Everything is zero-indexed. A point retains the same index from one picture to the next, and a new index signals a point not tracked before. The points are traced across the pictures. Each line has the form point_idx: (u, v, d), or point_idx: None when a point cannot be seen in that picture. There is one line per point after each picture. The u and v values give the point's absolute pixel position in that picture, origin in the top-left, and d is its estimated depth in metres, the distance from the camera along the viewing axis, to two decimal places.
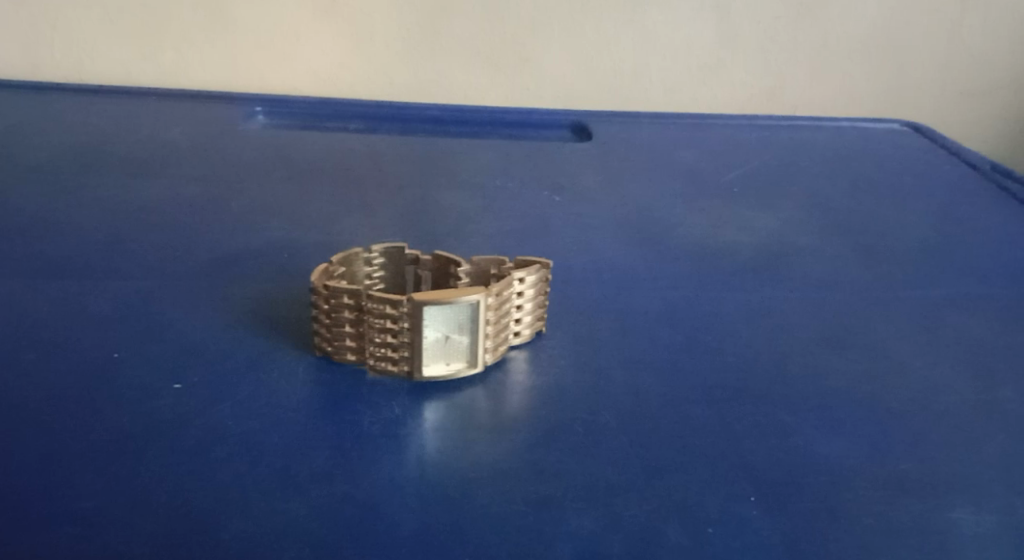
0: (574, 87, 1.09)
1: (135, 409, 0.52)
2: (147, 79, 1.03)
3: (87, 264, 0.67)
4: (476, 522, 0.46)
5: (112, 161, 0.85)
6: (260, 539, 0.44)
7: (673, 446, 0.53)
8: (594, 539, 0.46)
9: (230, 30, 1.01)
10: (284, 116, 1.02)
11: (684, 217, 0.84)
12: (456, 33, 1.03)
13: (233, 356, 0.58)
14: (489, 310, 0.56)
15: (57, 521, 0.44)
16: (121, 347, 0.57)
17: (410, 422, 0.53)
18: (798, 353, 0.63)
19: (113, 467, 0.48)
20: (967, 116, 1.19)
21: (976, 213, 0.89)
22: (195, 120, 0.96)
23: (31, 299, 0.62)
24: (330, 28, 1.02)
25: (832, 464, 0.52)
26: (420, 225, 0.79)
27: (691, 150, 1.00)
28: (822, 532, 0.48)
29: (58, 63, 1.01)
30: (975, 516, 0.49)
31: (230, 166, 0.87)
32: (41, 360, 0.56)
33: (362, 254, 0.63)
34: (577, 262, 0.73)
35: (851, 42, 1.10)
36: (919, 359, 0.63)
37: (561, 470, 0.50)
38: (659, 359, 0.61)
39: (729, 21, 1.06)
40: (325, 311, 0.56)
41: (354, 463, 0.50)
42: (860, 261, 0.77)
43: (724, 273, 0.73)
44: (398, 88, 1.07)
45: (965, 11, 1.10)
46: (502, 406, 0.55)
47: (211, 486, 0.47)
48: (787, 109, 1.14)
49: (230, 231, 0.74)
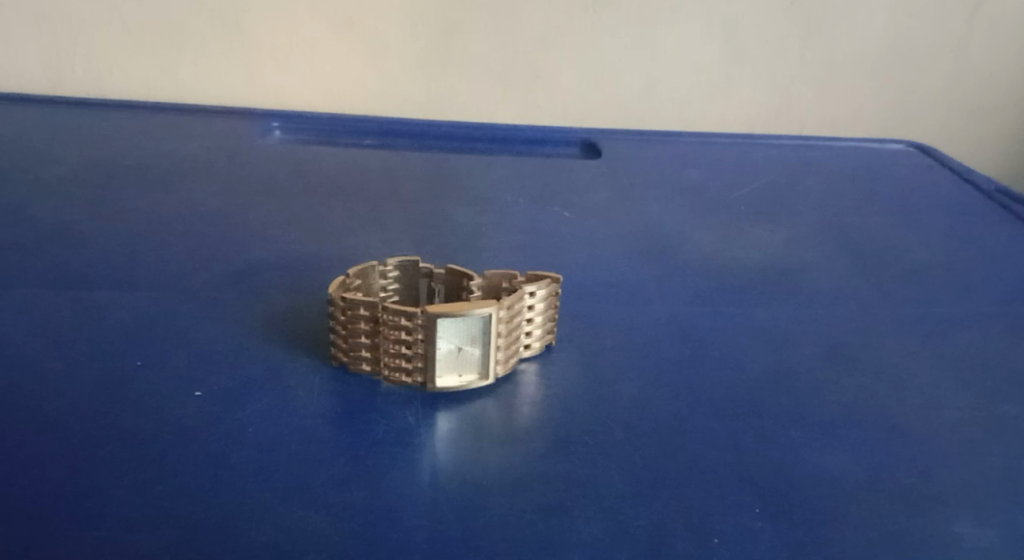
0: (585, 104, 1.11)
1: (157, 416, 0.54)
2: (164, 94, 1.06)
3: (107, 274, 0.69)
4: (487, 529, 0.48)
5: (131, 175, 0.87)
6: (278, 543, 0.46)
7: (680, 457, 0.54)
8: (602, 548, 0.47)
9: (246, 45, 1.03)
10: (300, 130, 1.03)
11: (692, 232, 0.85)
12: (469, 50, 1.05)
13: (250, 365, 0.59)
14: (501, 322, 0.58)
15: (82, 524, 0.46)
16: (142, 357, 0.59)
17: (423, 431, 0.54)
18: (803, 367, 0.64)
19: (135, 473, 0.49)
20: (972, 135, 1.20)
21: (980, 231, 0.90)
22: (211, 135, 0.98)
23: (53, 309, 0.63)
24: (346, 44, 1.04)
25: (836, 476, 0.53)
26: (433, 238, 0.80)
27: (698, 168, 1.01)
28: (825, 542, 0.49)
29: (78, 78, 1.03)
30: (976, 529, 0.50)
31: (245, 179, 0.89)
32: (64, 368, 0.57)
33: (377, 267, 0.64)
34: (587, 276, 0.75)
35: (858, 61, 1.12)
36: (921, 375, 0.64)
37: (570, 479, 0.51)
38: (666, 372, 0.62)
39: (735, 40, 1.08)
40: (341, 322, 0.58)
41: (369, 471, 0.51)
42: (865, 278, 0.78)
43: (730, 288, 0.74)
44: (411, 104, 1.08)
45: (969, 33, 1.12)
46: (513, 416, 0.56)
47: (229, 492, 0.49)
48: (794, 128, 1.16)
49: (246, 243, 0.76)
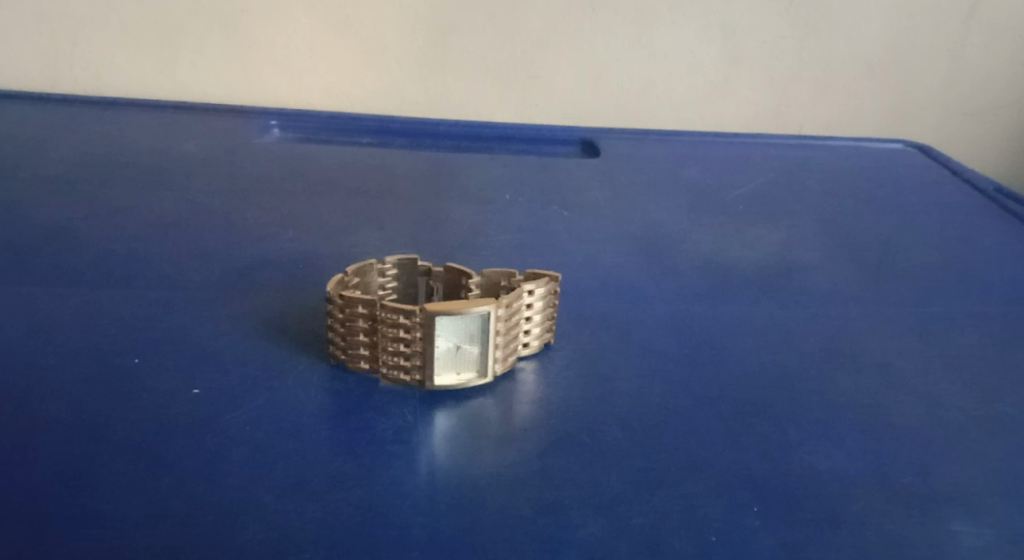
0: (583, 104, 1.11)
1: (155, 414, 0.54)
2: (162, 93, 1.05)
3: (105, 272, 0.68)
4: (484, 528, 0.48)
5: (129, 173, 0.87)
6: (275, 541, 0.46)
7: (678, 456, 0.54)
8: (599, 546, 0.47)
9: (245, 44, 1.03)
10: (298, 129, 1.03)
11: (690, 232, 0.85)
12: (467, 50, 1.05)
13: (248, 363, 0.59)
14: (499, 321, 0.58)
15: (79, 522, 0.46)
16: (140, 354, 0.59)
17: (421, 429, 0.54)
18: (801, 366, 0.64)
19: (133, 470, 0.49)
20: (970, 136, 1.21)
21: (978, 231, 0.90)
22: (209, 133, 0.98)
23: (51, 307, 0.63)
24: (344, 44, 1.04)
25: (834, 475, 0.53)
26: (431, 237, 0.80)
27: (695, 167, 1.01)
28: (822, 540, 0.49)
29: (76, 76, 1.03)
30: (972, 528, 0.50)
31: (243, 178, 0.89)
32: (62, 366, 0.57)
33: (375, 265, 0.64)
34: (585, 275, 0.75)
35: (856, 62, 1.12)
36: (919, 374, 0.64)
37: (569, 477, 0.52)
38: (664, 370, 0.62)
39: (733, 40, 1.08)
40: (339, 320, 0.58)
41: (367, 469, 0.51)
42: (863, 277, 0.78)
43: (728, 288, 0.74)
44: (409, 104, 1.08)
45: (967, 33, 1.12)
46: (511, 415, 0.56)
47: (227, 490, 0.49)
48: (792, 127, 1.16)
49: (244, 242, 0.76)
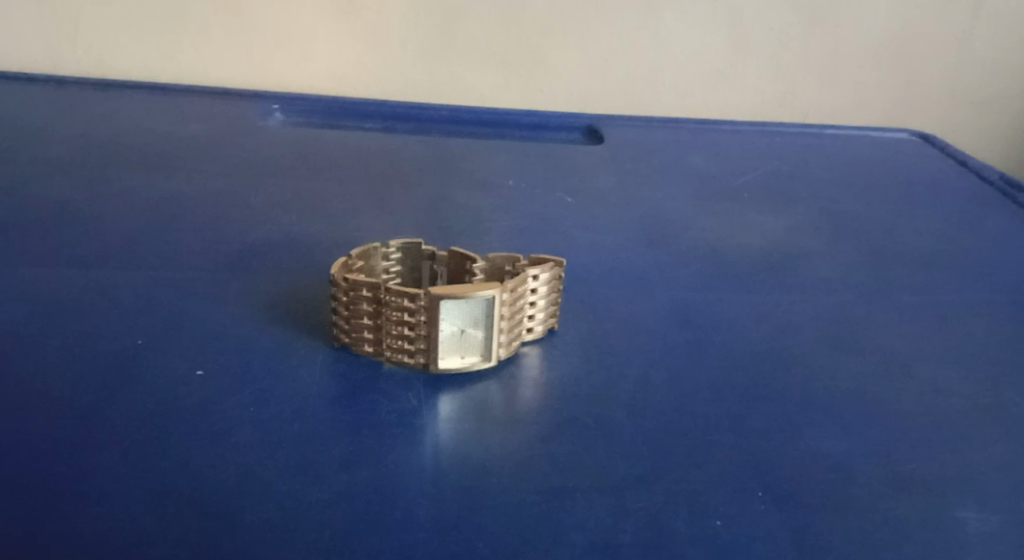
0: (588, 89, 1.10)
1: (159, 395, 0.54)
2: (165, 78, 1.05)
3: (108, 254, 0.68)
4: (489, 511, 0.48)
5: (130, 156, 0.87)
6: (280, 521, 0.46)
7: (683, 441, 0.54)
8: (605, 530, 0.47)
9: (249, 27, 1.03)
10: (302, 113, 1.03)
11: (694, 219, 0.85)
12: (470, 34, 1.05)
13: (252, 345, 0.59)
14: (505, 305, 0.57)
15: (82, 500, 0.46)
16: (144, 335, 0.59)
17: (426, 412, 0.54)
18: (805, 353, 0.64)
19: (138, 449, 0.50)
20: (975, 125, 1.20)
21: (982, 220, 0.90)
22: (213, 117, 0.98)
23: (55, 289, 0.63)
24: (349, 28, 1.03)
25: (838, 460, 0.54)
26: (435, 222, 0.80)
27: (701, 155, 1.01)
28: (826, 526, 0.49)
29: (79, 58, 1.03)
30: (978, 514, 0.50)
31: (247, 161, 0.88)
32: (64, 347, 0.57)
33: (380, 249, 0.64)
34: (590, 261, 0.75)
35: (861, 50, 1.11)
36: (924, 362, 0.64)
37: (573, 461, 0.52)
38: (669, 356, 0.62)
39: (738, 29, 1.08)
40: (344, 303, 0.58)
41: (372, 452, 0.51)
42: (868, 266, 0.78)
43: (732, 274, 0.74)
44: (413, 89, 1.08)
45: (972, 23, 1.11)
46: (516, 398, 0.56)
47: (230, 470, 0.49)
48: (797, 115, 1.16)
49: (247, 225, 0.75)
